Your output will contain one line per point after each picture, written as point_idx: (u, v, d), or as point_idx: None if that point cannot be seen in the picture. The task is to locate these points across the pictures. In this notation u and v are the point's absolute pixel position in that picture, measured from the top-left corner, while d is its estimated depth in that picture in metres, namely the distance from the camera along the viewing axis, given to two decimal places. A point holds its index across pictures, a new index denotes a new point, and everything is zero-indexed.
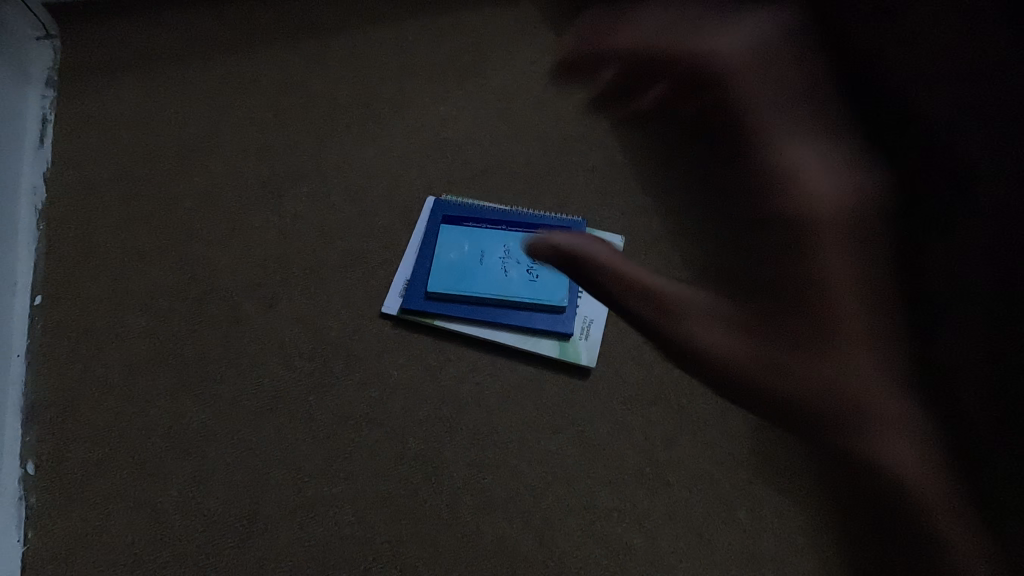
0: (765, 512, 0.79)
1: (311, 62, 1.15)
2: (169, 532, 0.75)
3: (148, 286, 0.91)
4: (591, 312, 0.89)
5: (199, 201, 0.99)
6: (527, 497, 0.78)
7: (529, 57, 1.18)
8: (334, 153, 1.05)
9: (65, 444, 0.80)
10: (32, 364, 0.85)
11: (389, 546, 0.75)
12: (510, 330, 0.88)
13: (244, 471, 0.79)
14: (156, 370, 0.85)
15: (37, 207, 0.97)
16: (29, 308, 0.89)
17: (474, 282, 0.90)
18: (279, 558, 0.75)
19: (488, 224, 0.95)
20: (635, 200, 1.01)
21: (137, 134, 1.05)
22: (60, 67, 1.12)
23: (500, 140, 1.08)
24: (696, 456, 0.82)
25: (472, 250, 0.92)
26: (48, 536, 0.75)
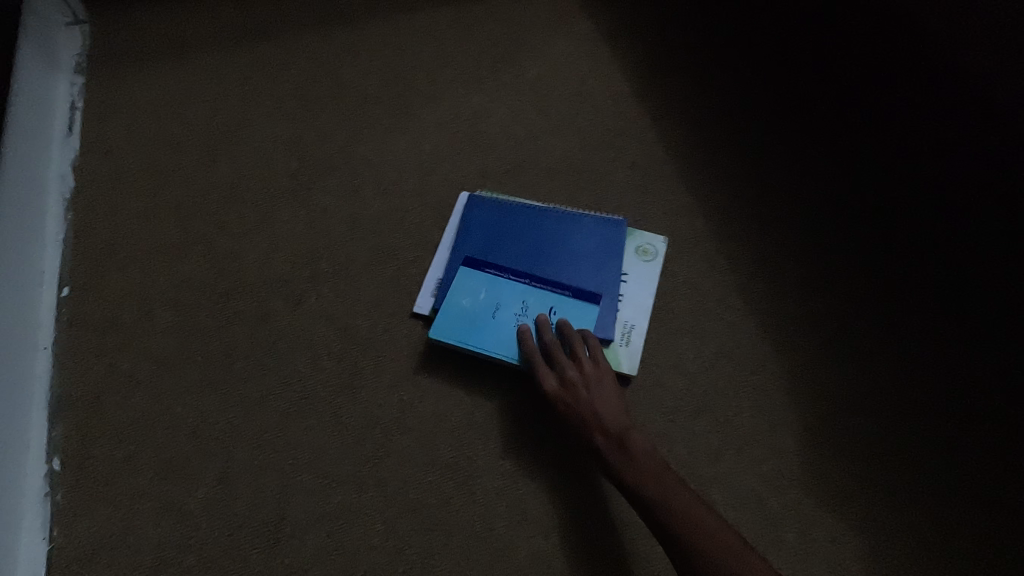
0: (815, 535, 0.74)
1: (340, 51, 1.12)
2: (194, 536, 0.73)
3: (174, 280, 0.89)
4: (631, 318, 0.86)
5: (226, 193, 0.97)
6: (563, 510, 0.75)
7: (565, 47, 1.13)
8: (364, 145, 1.02)
9: (91, 441, 0.79)
10: (58, 357, 0.84)
11: (420, 557, 0.72)
12: None
13: (271, 474, 0.77)
14: (182, 367, 0.83)
15: (65, 196, 0.96)
16: (56, 300, 0.88)
17: (485, 339, 0.82)
18: (306, 567, 0.72)
19: (508, 271, 0.87)
20: (678, 200, 0.97)
21: (165, 123, 1.03)
22: (89, 54, 1.10)
23: (535, 134, 1.03)
24: (741, 473, 0.77)
25: (487, 301, 0.84)
26: (72, 535, 0.74)
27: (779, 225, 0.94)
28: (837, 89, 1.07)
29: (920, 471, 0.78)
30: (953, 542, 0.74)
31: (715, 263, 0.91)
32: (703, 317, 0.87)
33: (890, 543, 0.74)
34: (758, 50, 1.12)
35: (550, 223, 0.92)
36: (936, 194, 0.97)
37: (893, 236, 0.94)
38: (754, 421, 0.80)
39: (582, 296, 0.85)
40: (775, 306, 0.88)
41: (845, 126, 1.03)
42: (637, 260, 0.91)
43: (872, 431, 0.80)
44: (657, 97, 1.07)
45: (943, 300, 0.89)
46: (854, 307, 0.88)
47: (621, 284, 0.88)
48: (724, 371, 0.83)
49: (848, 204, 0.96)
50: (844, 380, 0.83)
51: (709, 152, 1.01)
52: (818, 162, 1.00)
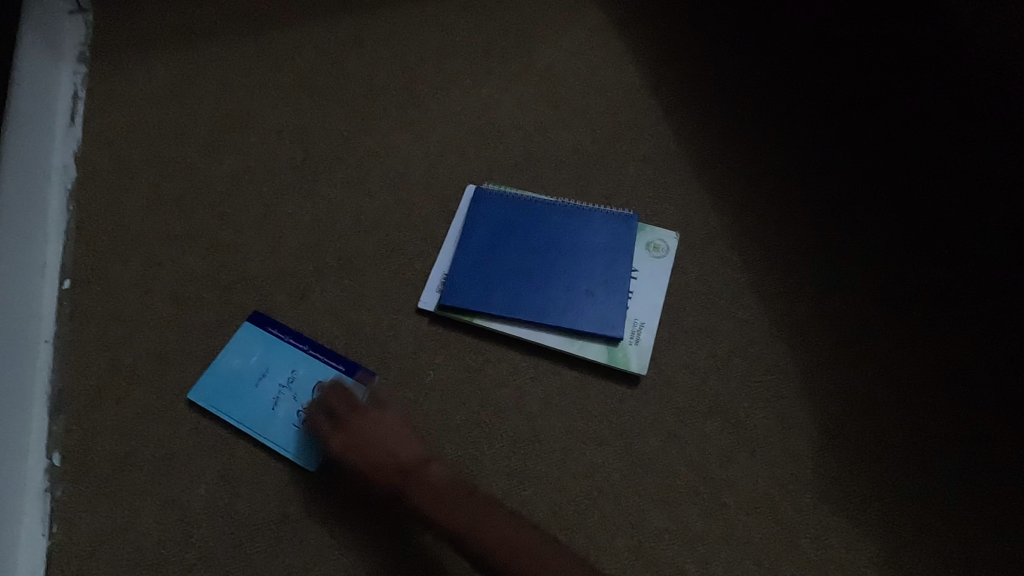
0: (829, 541, 0.72)
1: (346, 40, 1.10)
2: (195, 534, 0.72)
3: (177, 274, 0.88)
4: (642, 316, 0.84)
5: (230, 185, 0.95)
6: (571, 512, 0.73)
7: (576, 37, 1.10)
8: (370, 137, 1.00)
9: (92, 435, 0.78)
10: (59, 350, 0.83)
11: (425, 559, 0.71)
12: (554, 332, 0.82)
13: (273, 471, 0.75)
14: (184, 362, 0.82)
15: (67, 187, 0.94)
16: (58, 292, 0.86)
17: (236, 410, 0.78)
18: (308, 567, 0.71)
19: (292, 338, 0.82)
20: (690, 195, 0.94)
21: (169, 114, 1.02)
22: (92, 42, 1.08)
23: (545, 126, 1.01)
24: (754, 477, 0.75)
25: (255, 366, 0.80)
26: (72, 531, 0.73)
27: (795, 221, 0.92)
28: (858, 80, 1.03)
29: (938, 476, 0.75)
30: (972, 549, 0.72)
31: (728, 260, 0.89)
32: (716, 316, 0.85)
33: (905, 550, 0.72)
34: (776, 41, 1.08)
35: (560, 218, 0.90)
36: (959, 191, 0.93)
37: (913, 233, 0.91)
38: (768, 423, 0.78)
39: (357, 381, 0.79)
40: (790, 305, 0.85)
41: (865, 118, 1.00)
42: (647, 256, 0.88)
43: (889, 433, 0.78)
44: (670, 89, 1.04)
45: (966, 299, 0.86)
46: (873, 306, 0.85)
47: (631, 281, 0.86)
48: (737, 370, 0.81)
49: (867, 200, 0.93)
50: (861, 381, 0.81)
51: (723, 145, 0.98)
52: (837, 157, 0.97)
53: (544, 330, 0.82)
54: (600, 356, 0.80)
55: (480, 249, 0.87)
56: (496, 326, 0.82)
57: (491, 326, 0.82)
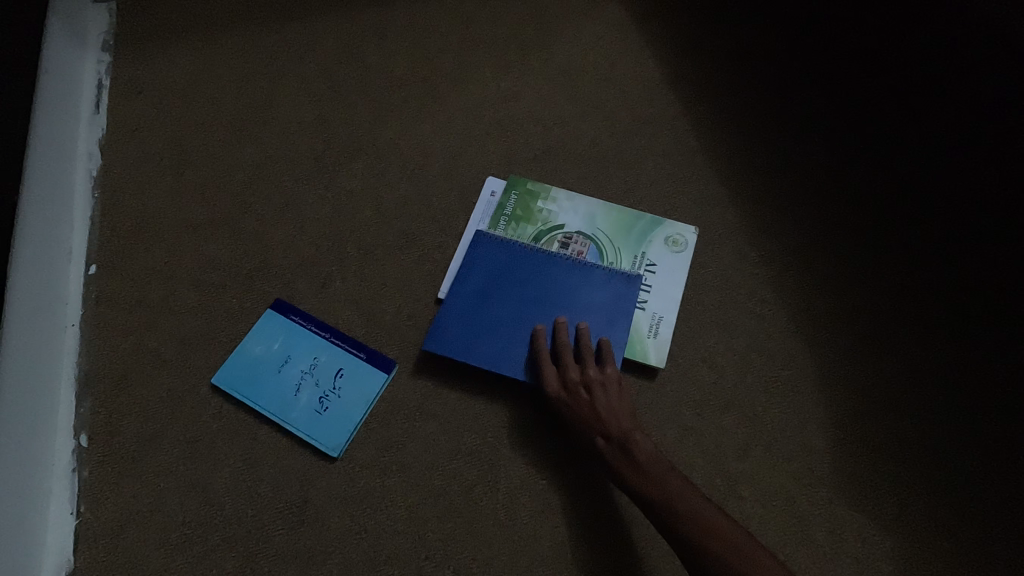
0: (845, 535, 0.73)
1: (367, 32, 1.10)
2: (219, 516, 0.74)
3: (201, 260, 0.89)
4: (660, 309, 0.84)
5: (252, 173, 0.96)
6: (588, 502, 0.74)
7: (595, 31, 1.11)
8: (390, 128, 1.00)
9: (118, 418, 0.79)
10: (85, 334, 0.84)
11: (444, 544, 0.72)
12: None
13: (295, 456, 0.77)
14: (207, 347, 0.83)
15: (92, 173, 0.96)
16: (84, 277, 0.88)
17: (259, 394, 0.79)
18: (330, 550, 0.72)
19: (314, 325, 0.84)
20: (709, 191, 0.94)
21: (192, 103, 1.03)
22: (115, 31, 1.09)
23: (564, 120, 1.01)
24: (770, 471, 0.76)
25: (278, 352, 0.82)
26: (98, 511, 0.74)
27: (813, 217, 0.92)
28: (879, 77, 1.03)
29: (954, 473, 0.76)
30: (989, 545, 0.72)
31: (746, 256, 0.89)
32: (734, 310, 0.85)
33: (921, 545, 0.72)
34: (795, 37, 1.08)
35: (551, 289, 0.83)
36: (981, 190, 0.93)
37: (932, 230, 0.91)
38: (784, 417, 0.79)
39: (378, 368, 0.81)
40: (807, 301, 0.86)
41: (884, 115, 1.00)
42: (666, 250, 0.89)
43: (906, 429, 0.78)
44: (689, 83, 1.04)
45: (983, 296, 0.86)
46: (891, 303, 0.85)
47: (650, 275, 0.87)
48: (754, 365, 0.82)
49: (886, 198, 0.93)
50: (879, 377, 0.81)
51: (741, 141, 0.98)
52: (856, 155, 0.97)
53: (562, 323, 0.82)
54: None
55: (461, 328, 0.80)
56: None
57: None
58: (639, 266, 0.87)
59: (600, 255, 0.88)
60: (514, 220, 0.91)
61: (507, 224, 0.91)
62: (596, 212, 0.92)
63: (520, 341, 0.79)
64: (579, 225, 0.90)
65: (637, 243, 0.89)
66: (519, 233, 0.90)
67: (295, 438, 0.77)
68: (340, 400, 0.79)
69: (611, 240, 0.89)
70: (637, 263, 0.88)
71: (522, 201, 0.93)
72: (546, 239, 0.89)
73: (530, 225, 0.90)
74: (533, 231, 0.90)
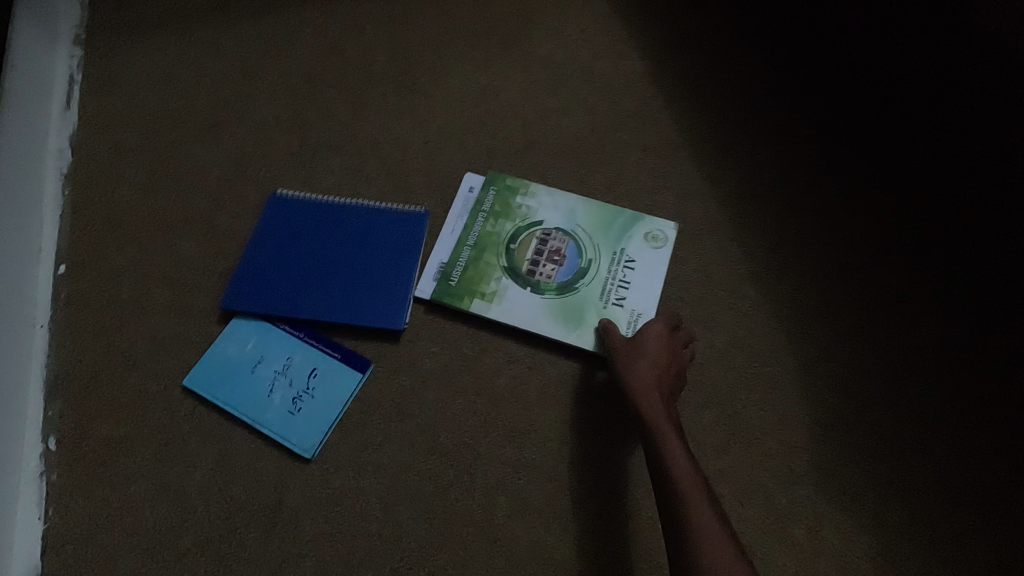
0: (825, 532, 0.72)
1: (345, 26, 1.08)
2: (190, 519, 0.72)
3: (174, 259, 0.87)
4: (640, 306, 0.83)
5: (227, 170, 0.94)
6: (566, 502, 0.73)
7: (578, 25, 1.09)
8: (369, 123, 0.99)
9: (88, 420, 0.77)
10: (55, 335, 0.82)
11: (419, 545, 0.71)
12: (550, 322, 0.82)
13: (268, 457, 0.75)
14: (180, 347, 0.81)
15: (62, 170, 0.94)
16: (54, 276, 0.86)
17: (232, 396, 0.78)
18: (303, 553, 0.71)
19: (288, 325, 0.82)
20: (691, 186, 0.93)
21: (166, 98, 1.01)
22: (88, 24, 1.07)
23: (545, 114, 1.00)
24: (750, 467, 0.75)
25: (252, 352, 0.80)
26: (67, 516, 0.73)
27: (795, 212, 0.91)
28: (863, 73, 1.02)
29: (936, 470, 0.75)
30: (967, 540, 0.72)
31: (728, 251, 0.88)
32: (715, 307, 0.84)
33: (901, 541, 0.72)
34: (779, 31, 1.07)
35: (331, 228, 0.88)
36: (965, 186, 0.92)
37: (913, 224, 0.90)
38: (764, 413, 0.78)
39: (352, 368, 0.79)
40: (788, 297, 0.85)
41: (865, 107, 0.99)
42: (647, 247, 0.88)
43: (885, 425, 0.77)
44: (671, 77, 1.03)
45: (963, 291, 0.85)
46: (871, 299, 0.85)
47: (628, 271, 0.86)
48: (734, 361, 0.81)
49: (868, 192, 0.92)
50: (860, 372, 0.80)
51: (723, 135, 0.98)
52: (839, 150, 0.96)
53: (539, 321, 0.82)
54: (596, 346, 0.80)
55: (251, 290, 0.83)
56: (492, 315, 0.82)
57: (488, 316, 0.82)
58: (618, 262, 0.86)
59: (579, 252, 0.87)
60: (492, 216, 0.90)
61: (485, 220, 0.90)
62: (577, 208, 0.90)
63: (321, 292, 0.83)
64: (558, 222, 0.89)
65: (616, 239, 0.88)
66: (497, 229, 0.89)
67: (269, 442, 0.76)
68: (314, 400, 0.78)
69: (590, 236, 0.88)
70: (616, 259, 0.87)
71: (501, 198, 0.91)
72: (524, 236, 0.88)
73: (509, 221, 0.90)
74: (511, 227, 0.89)
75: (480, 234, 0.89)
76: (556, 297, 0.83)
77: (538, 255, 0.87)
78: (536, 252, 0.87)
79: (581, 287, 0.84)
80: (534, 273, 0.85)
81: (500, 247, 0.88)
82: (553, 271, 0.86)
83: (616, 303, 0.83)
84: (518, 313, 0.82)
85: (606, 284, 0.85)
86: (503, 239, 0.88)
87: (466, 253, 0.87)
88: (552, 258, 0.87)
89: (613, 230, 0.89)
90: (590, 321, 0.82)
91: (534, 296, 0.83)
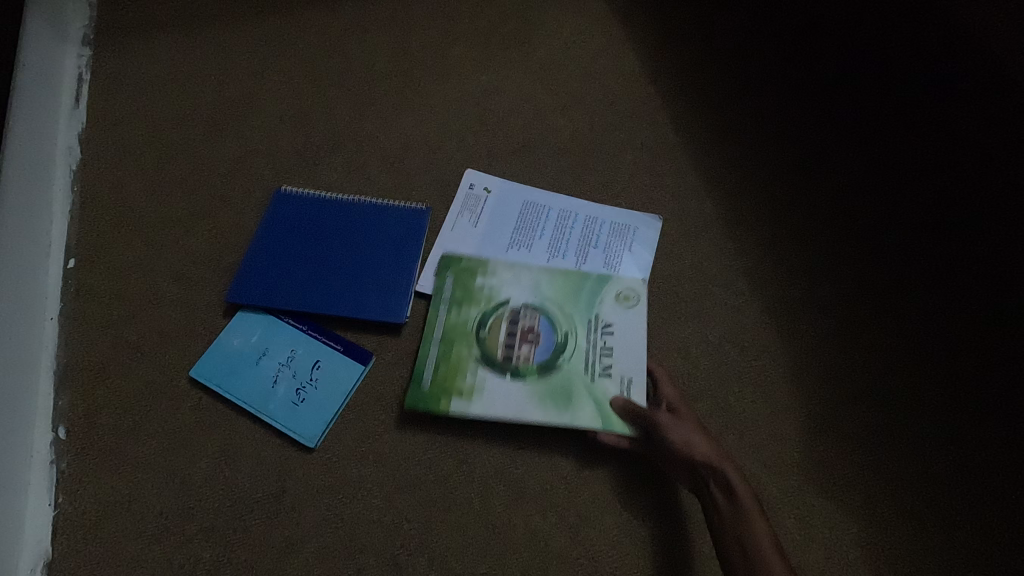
0: (816, 522, 0.74)
1: (349, 27, 1.10)
2: (196, 507, 0.74)
3: (180, 254, 0.89)
4: (629, 371, 0.79)
5: (232, 167, 0.96)
6: (562, 492, 0.75)
7: (576, 26, 1.11)
8: (370, 122, 1.01)
9: (96, 410, 0.79)
10: (64, 328, 0.84)
11: (418, 533, 0.73)
12: (538, 409, 0.76)
13: (272, 446, 0.77)
14: (186, 340, 0.83)
15: (71, 167, 0.96)
16: (63, 271, 0.88)
17: (237, 387, 0.80)
18: (305, 540, 0.73)
19: (292, 319, 0.84)
20: (687, 184, 0.95)
21: (173, 97, 1.03)
22: (96, 25, 1.09)
23: (544, 114, 1.02)
24: (743, 459, 0.77)
25: (256, 344, 0.82)
26: (76, 503, 0.75)
27: (789, 210, 0.93)
28: (857, 75, 1.04)
29: (925, 462, 0.77)
30: (955, 530, 0.73)
31: (722, 248, 0.90)
32: (710, 303, 0.86)
33: (891, 532, 0.73)
34: (775, 33, 1.09)
35: (334, 225, 0.90)
36: (956, 185, 0.94)
37: (903, 221, 0.92)
38: (756, 406, 0.80)
39: (356, 361, 0.81)
40: (781, 292, 0.87)
41: (856, 106, 1.01)
42: (620, 308, 0.83)
43: (875, 417, 0.79)
44: (668, 77, 1.05)
45: (952, 286, 0.87)
46: (863, 294, 0.87)
47: (608, 337, 0.81)
48: (728, 355, 0.83)
49: (861, 190, 0.94)
50: (850, 366, 0.82)
51: (718, 133, 0.99)
52: (833, 149, 0.98)
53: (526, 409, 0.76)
54: (593, 425, 0.75)
55: (254, 284, 0.85)
56: (475, 414, 0.76)
57: (471, 415, 0.76)
58: (595, 329, 0.82)
59: (553, 325, 0.82)
60: (455, 304, 0.83)
61: (448, 311, 0.83)
62: (542, 278, 0.85)
63: (325, 289, 0.85)
64: (524, 296, 0.84)
65: (589, 304, 0.83)
66: (462, 317, 0.83)
67: (274, 432, 0.78)
68: (317, 391, 0.79)
69: (561, 306, 0.83)
70: (593, 326, 0.82)
71: (459, 282, 0.85)
72: (493, 319, 0.82)
73: (474, 307, 0.83)
74: (478, 312, 0.83)
75: (445, 325, 0.82)
76: (539, 380, 0.78)
77: (511, 337, 0.81)
78: (509, 334, 0.81)
79: (563, 365, 0.79)
80: (512, 358, 0.79)
81: (470, 334, 0.81)
82: (531, 352, 0.80)
83: (604, 375, 0.79)
84: (502, 406, 0.76)
85: (588, 356, 0.80)
86: (472, 326, 0.82)
87: (434, 350, 0.80)
88: (527, 337, 0.81)
89: (589, 288, 0.84)
90: (581, 399, 0.77)
91: (516, 383, 0.78)
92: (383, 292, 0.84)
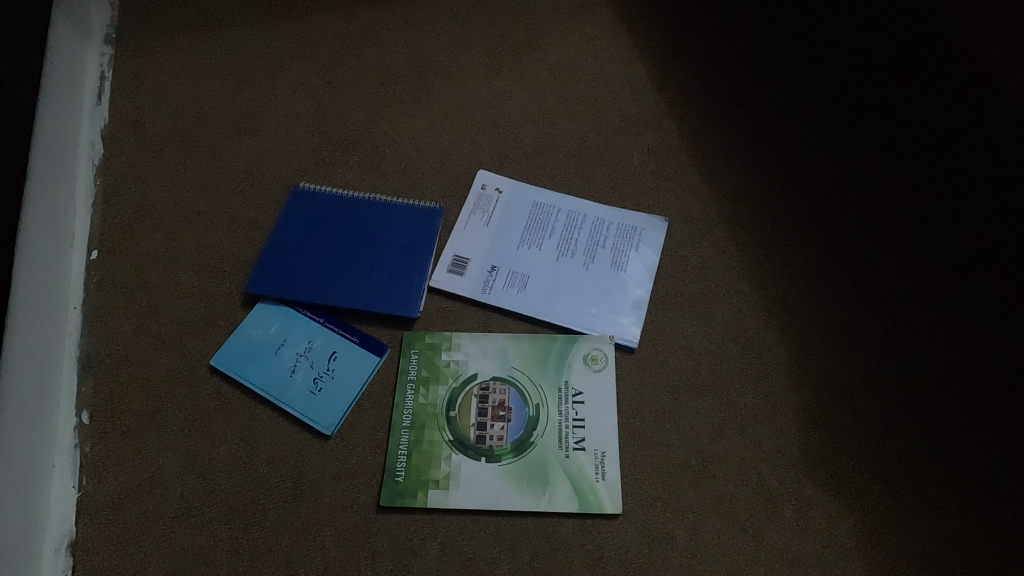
0: (814, 512, 0.77)
1: (365, 31, 1.14)
2: (216, 490, 0.77)
3: (200, 247, 0.92)
4: (602, 445, 0.79)
5: (251, 165, 0.99)
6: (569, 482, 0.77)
7: (585, 34, 1.15)
8: (385, 123, 1.04)
9: (118, 397, 0.82)
10: (87, 317, 0.87)
11: (430, 518, 0.75)
12: (514, 492, 0.76)
13: (289, 434, 0.80)
14: (206, 330, 0.86)
15: (94, 161, 0.99)
16: (86, 261, 0.91)
17: (257, 376, 0.82)
18: (320, 524, 0.75)
19: (309, 311, 0.86)
20: (692, 188, 0.98)
21: (194, 96, 1.06)
22: (118, 25, 1.12)
23: (553, 118, 1.05)
24: (744, 451, 0.80)
25: (275, 334, 0.85)
26: (99, 485, 0.77)
27: (790, 215, 0.96)
28: (855, 86, 1.08)
29: (919, 455, 0.80)
30: (947, 521, 0.76)
31: (725, 249, 0.93)
32: (713, 302, 0.89)
33: (885, 522, 0.76)
34: (778, 45, 1.13)
35: (349, 223, 0.92)
36: (951, 193, 0.98)
37: (899, 224, 0.95)
38: (756, 399, 0.83)
39: (370, 350, 0.84)
40: (781, 292, 0.90)
41: (854, 115, 1.05)
42: (588, 371, 0.83)
43: (870, 412, 0.82)
44: (674, 84, 1.09)
45: (946, 287, 0.91)
46: (860, 295, 0.90)
47: (579, 406, 0.81)
48: (730, 352, 0.86)
49: (860, 195, 0.98)
50: (846, 363, 0.85)
51: (722, 139, 1.03)
52: (834, 156, 1.01)
53: (506, 492, 0.76)
54: (570, 506, 0.75)
55: (273, 276, 0.88)
56: (453, 504, 0.75)
57: (449, 506, 0.75)
58: (565, 399, 0.81)
59: (523, 399, 0.81)
60: (421, 385, 0.82)
61: (416, 393, 0.82)
62: (506, 348, 0.84)
63: (340, 283, 0.87)
64: (491, 370, 0.83)
65: (558, 370, 0.83)
66: (430, 398, 0.81)
67: (292, 419, 0.80)
68: (334, 379, 0.82)
69: (529, 375, 0.83)
70: (563, 396, 0.81)
71: (424, 360, 0.84)
72: (461, 397, 0.81)
73: (440, 385, 0.82)
74: (445, 392, 0.82)
75: (415, 409, 0.81)
76: (513, 460, 0.77)
77: (482, 415, 0.80)
78: (479, 412, 0.80)
79: (537, 440, 0.79)
80: (484, 438, 0.79)
81: (441, 416, 0.80)
82: (503, 429, 0.79)
83: (578, 447, 0.78)
84: (479, 494, 0.76)
85: (561, 429, 0.79)
86: (440, 408, 0.81)
87: (404, 438, 0.79)
88: (497, 414, 0.80)
89: (559, 344, 0.85)
90: (557, 479, 0.76)
91: (490, 467, 0.77)
92: (398, 286, 0.88)
